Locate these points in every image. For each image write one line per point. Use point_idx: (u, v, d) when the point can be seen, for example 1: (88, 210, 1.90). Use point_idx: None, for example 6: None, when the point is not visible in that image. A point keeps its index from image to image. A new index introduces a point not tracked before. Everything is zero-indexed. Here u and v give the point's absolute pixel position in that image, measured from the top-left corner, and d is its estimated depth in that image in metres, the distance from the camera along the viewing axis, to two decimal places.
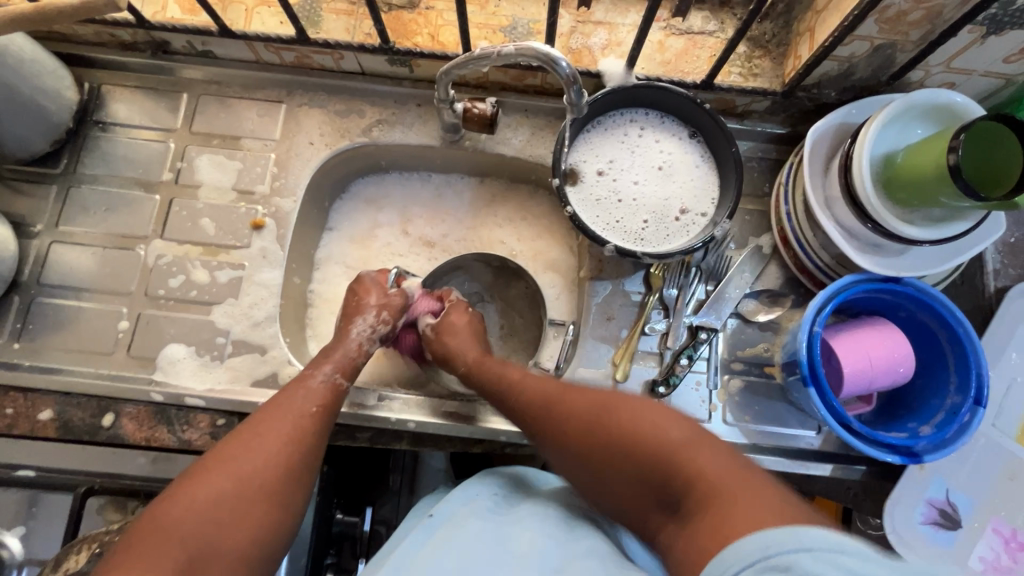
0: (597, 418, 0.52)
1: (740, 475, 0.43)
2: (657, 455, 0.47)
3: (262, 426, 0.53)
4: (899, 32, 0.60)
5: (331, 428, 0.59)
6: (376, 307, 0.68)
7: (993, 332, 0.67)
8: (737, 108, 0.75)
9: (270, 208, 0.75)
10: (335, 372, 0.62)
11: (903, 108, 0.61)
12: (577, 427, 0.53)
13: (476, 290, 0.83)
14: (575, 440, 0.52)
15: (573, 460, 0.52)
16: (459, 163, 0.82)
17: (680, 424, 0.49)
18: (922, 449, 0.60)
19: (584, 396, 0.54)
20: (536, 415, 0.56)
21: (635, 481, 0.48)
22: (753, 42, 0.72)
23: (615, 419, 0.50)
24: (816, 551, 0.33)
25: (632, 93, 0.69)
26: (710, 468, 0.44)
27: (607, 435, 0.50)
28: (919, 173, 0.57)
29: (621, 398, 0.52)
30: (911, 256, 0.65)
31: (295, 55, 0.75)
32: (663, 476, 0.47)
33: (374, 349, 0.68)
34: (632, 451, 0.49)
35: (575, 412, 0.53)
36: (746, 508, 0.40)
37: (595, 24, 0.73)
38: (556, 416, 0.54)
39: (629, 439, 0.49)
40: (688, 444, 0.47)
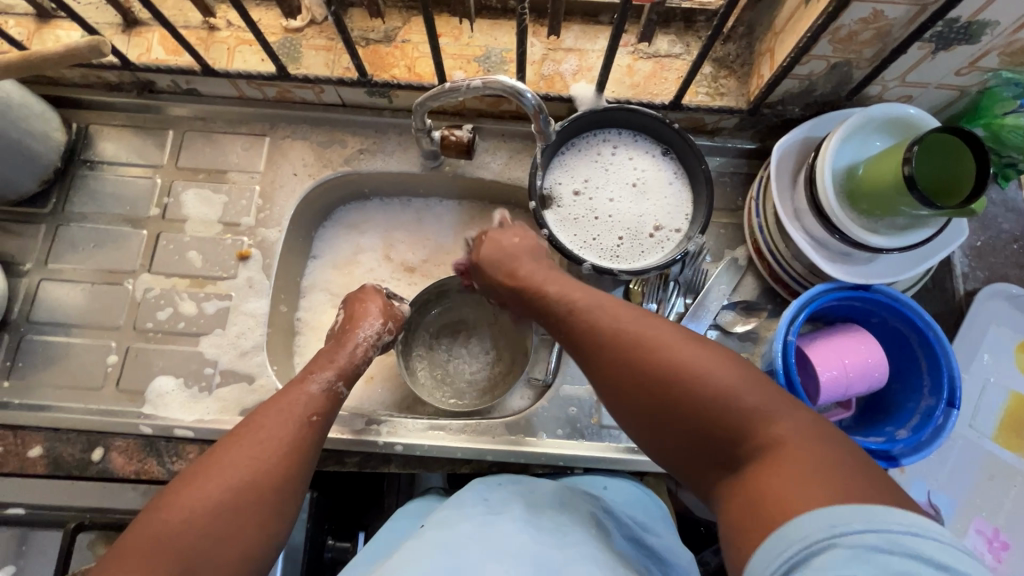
0: (663, 359, 0.46)
1: (822, 444, 0.40)
2: (725, 407, 0.43)
3: (261, 433, 0.53)
4: (853, 51, 0.63)
5: (326, 437, 0.59)
6: (381, 315, 0.69)
7: (964, 334, 0.69)
8: (707, 126, 0.78)
9: (256, 239, 0.77)
10: (336, 379, 0.62)
11: (861, 122, 0.64)
12: (637, 366, 0.48)
13: (455, 319, 0.84)
14: (632, 376, 0.48)
15: (627, 397, 0.48)
16: (439, 189, 0.84)
17: (751, 379, 0.45)
18: (899, 452, 0.61)
19: (648, 336, 0.49)
20: (592, 344, 0.51)
21: (689, 410, 0.45)
22: (717, 63, 0.75)
23: (678, 368, 0.46)
24: (885, 532, 0.33)
25: (602, 115, 0.71)
26: (788, 437, 0.41)
27: (672, 375, 0.45)
28: (880, 183, 0.59)
29: (692, 340, 0.48)
30: (880, 264, 0.67)
31: (277, 90, 0.78)
32: (733, 412, 0.43)
33: (374, 355, 0.69)
34: (694, 386, 0.44)
35: (647, 347, 0.48)
36: (815, 475, 0.38)
37: (566, 51, 0.75)
38: (609, 363, 0.50)
39: (695, 380, 0.45)
40: (766, 401, 0.43)
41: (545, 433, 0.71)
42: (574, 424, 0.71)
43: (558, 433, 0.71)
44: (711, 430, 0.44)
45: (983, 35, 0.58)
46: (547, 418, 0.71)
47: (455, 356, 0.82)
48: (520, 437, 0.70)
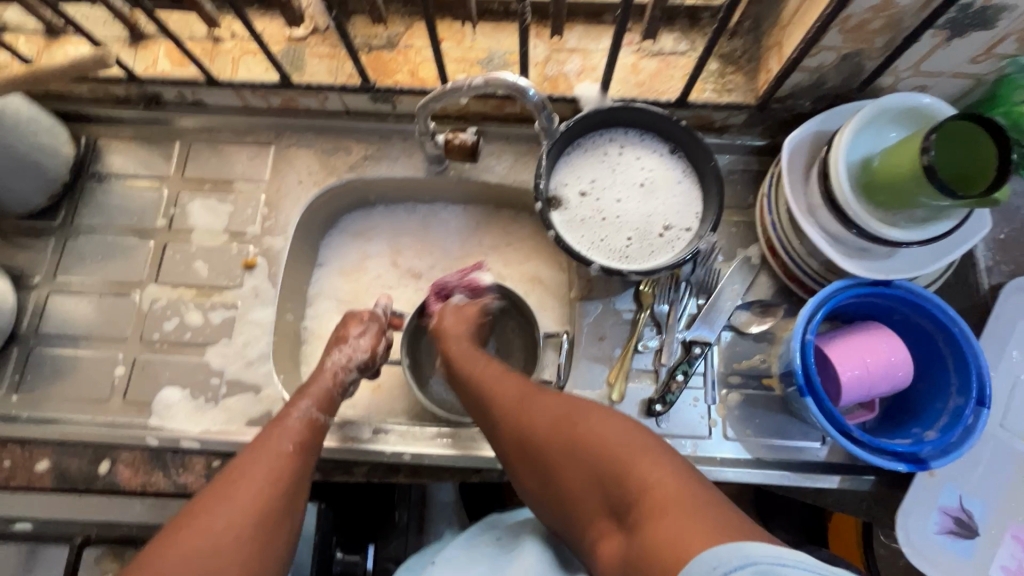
0: (550, 420, 0.52)
1: (690, 481, 0.43)
2: (606, 460, 0.47)
3: (244, 474, 0.52)
4: (864, 41, 0.61)
5: (314, 465, 0.57)
6: (355, 338, 0.69)
7: (991, 330, 0.66)
8: (714, 123, 0.76)
9: (261, 248, 0.76)
10: (306, 405, 0.61)
11: (875, 113, 0.62)
12: (539, 436, 0.52)
13: None
14: (534, 442, 0.52)
15: (531, 454, 0.53)
16: (444, 194, 0.84)
17: (634, 432, 0.49)
18: (928, 455, 0.59)
19: (546, 405, 0.54)
20: (503, 414, 0.56)
21: (571, 461, 0.49)
22: (724, 59, 0.74)
23: (563, 429, 0.51)
24: (760, 566, 0.34)
25: (608, 114, 0.70)
26: (659, 476, 0.44)
27: (559, 435, 0.51)
28: (897, 175, 0.57)
29: (581, 404, 0.52)
30: (899, 258, 0.65)
31: (281, 99, 0.78)
32: (614, 464, 0.46)
33: (349, 380, 0.68)
34: (576, 441, 0.49)
35: (546, 414, 0.53)
36: (684, 512, 0.40)
37: (569, 51, 0.75)
38: (508, 419, 0.56)
39: (575, 438, 0.49)
40: (638, 449, 0.46)
41: None
42: None
43: None
44: (590, 476, 0.48)
45: (1000, 19, 0.56)
46: None
47: None
48: None
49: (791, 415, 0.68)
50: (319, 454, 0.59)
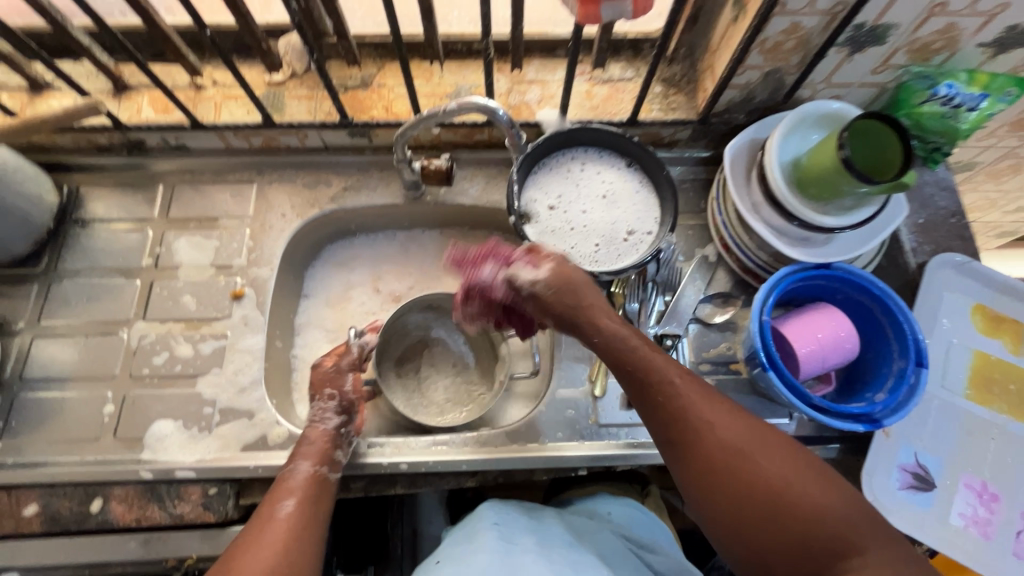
0: (771, 480, 0.51)
1: (887, 549, 0.48)
2: (811, 514, 0.49)
3: (251, 541, 0.53)
4: (782, 59, 0.71)
5: (320, 516, 0.59)
6: (330, 391, 0.70)
7: (922, 301, 0.74)
8: (664, 139, 0.85)
9: (248, 278, 0.79)
10: (296, 462, 0.63)
11: (797, 120, 0.71)
12: (732, 472, 0.52)
13: (413, 337, 0.85)
14: (721, 473, 0.52)
15: (712, 482, 0.53)
16: (422, 219, 0.89)
17: (839, 491, 0.51)
18: (881, 414, 0.65)
19: (739, 440, 0.53)
20: (686, 432, 0.55)
21: (793, 532, 0.49)
22: (666, 83, 0.83)
23: (789, 497, 0.50)
24: None
25: (568, 135, 0.78)
26: (865, 546, 0.48)
27: (771, 491, 0.50)
28: (823, 169, 0.66)
29: (782, 450, 0.53)
30: (836, 244, 0.73)
31: (263, 138, 0.83)
32: (819, 522, 0.49)
33: (340, 428, 0.68)
34: (799, 516, 0.49)
35: (742, 450, 0.53)
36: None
37: (528, 83, 0.83)
38: (713, 472, 0.52)
39: (803, 513, 0.49)
40: (847, 518, 0.49)
41: (546, 438, 0.72)
42: (575, 425, 0.72)
43: (559, 436, 0.72)
44: (813, 541, 0.49)
45: (888, 36, 0.66)
46: (548, 421, 0.73)
47: (422, 372, 0.84)
48: (522, 445, 0.71)
49: (759, 395, 0.74)
50: (325, 506, 0.61)
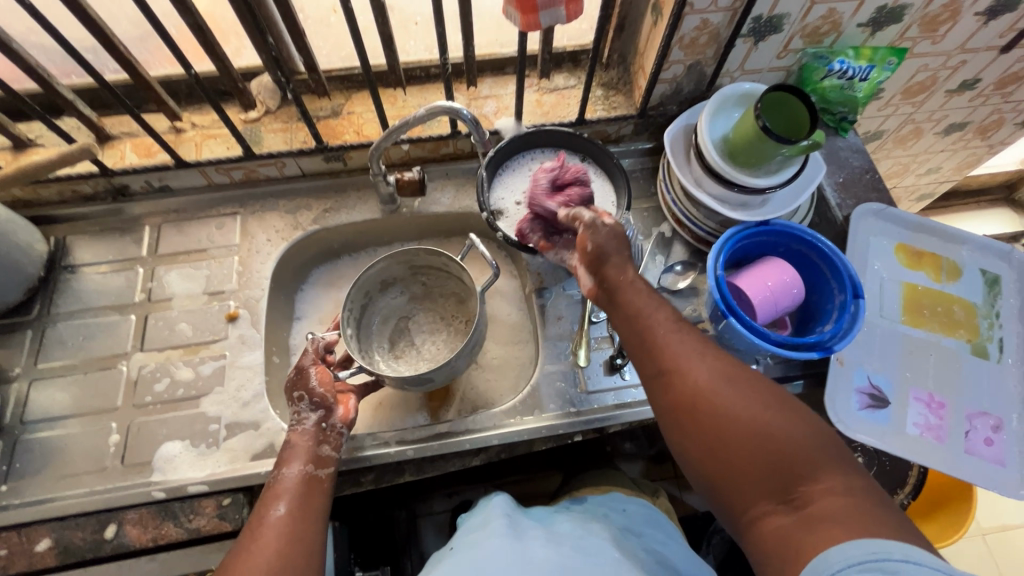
0: (735, 415, 0.53)
1: (849, 484, 0.48)
2: (773, 448, 0.51)
3: (250, 544, 0.55)
4: (700, 52, 0.82)
5: (320, 516, 0.60)
6: (308, 391, 0.68)
7: (852, 245, 0.84)
8: (611, 136, 0.95)
9: (241, 301, 0.83)
10: (279, 469, 0.63)
11: (720, 102, 0.82)
12: (702, 408, 0.55)
13: (385, 311, 0.88)
14: (692, 410, 0.55)
15: (684, 418, 0.56)
16: (400, 232, 0.96)
17: (805, 427, 0.52)
18: (831, 342, 0.73)
19: (708, 380, 0.56)
20: (663, 373, 0.58)
21: (761, 461, 0.51)
22: (606, 87, 0.94)
23: (761, 424, 0.52)
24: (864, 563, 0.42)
25: (526, 138, 0.86)
26: (825, 480, 0.49)
27: (736, 424, 0.53)
28: (747, 138, 0.76)
29: (750, 389, 0.55)
30: (771, 204, 0.83)
31: (243, 171, 0.88)
32: (781, 455, 0.50)
33: (324, 426, 0.68)
34: (769, 440, 0.51)
35: (710, 389, 0.55)
36: (839, 511, 0.46)
37: (484, 98, 0.92)
38: (692, 398, 0.56)
39: (775, 437, 0.51)
40: (808, 450, 0.50)
41: (540, 410, 0.77)
42: (566, 397, 0.78)
43: (553, 407, 0.77)
44: (777, 472, 0.50)
45: (783, 24, 0.78)
46: (541, 395, 0.78)
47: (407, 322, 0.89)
48: (519, 419, 0.76)
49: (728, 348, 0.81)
50: (321, 505, 0.62)
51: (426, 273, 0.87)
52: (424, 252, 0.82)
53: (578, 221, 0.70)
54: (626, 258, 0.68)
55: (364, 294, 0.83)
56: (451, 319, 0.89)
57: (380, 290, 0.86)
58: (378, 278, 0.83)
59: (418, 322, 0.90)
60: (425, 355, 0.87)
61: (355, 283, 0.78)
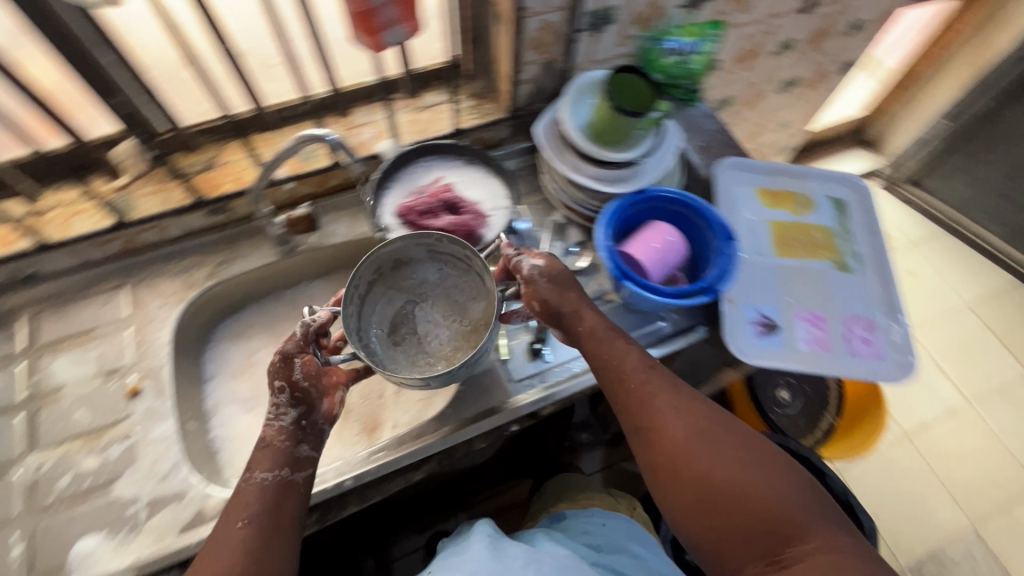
0: (722, 478, 0.61)
1: (825, 538, 0.58)
2: (759, 509, 0.59)
3: (210, 557, 0.57)
4: (550, 50, 0.89)
5: (285, 517, 0.61)
6: (288, 386, 0.66)
7: (720, 197, 0.93)
8: (490, 141, 1.00)
9: (141, 373, 0.79)
10: (252, 469, 0.63)
11: (576, 91, 0.89)
12: (691, 470, 0.62)
13: (392, 306, 0.78)
14: (682, 471, 0.63)
15: (677, 481, 0.63)
16: (304, 272, 0.96)
17: (783, 483, 0.61)
18: (716, 282, 0.81)
19: (694, 443, 0.64)
20: (652, 437, 0.66)
21: (749, 521, 0.59)
22: (475, 96, 0.99)
23: (742, 484, 0.61)
24: None
25: (408, 156, 0.90)
26: (804, 534, 0.58)
27: (725, 488, 0.61)
28: (605, 118, 0.83)
29: (733, 453, 0.63)
30: (643, 172, 0.91)
31: (121, 241, 0.85)
32: (765, 515, 0.59)
33: (300, 423, 0.67)
34: (749, 495, 0.60)
35: (697, 454, 0.63)
36: (821, 565, 0.55)
37: (360, 125, 0.94)
38: (674, 457, 0.64)
39: (753, 493, 0.60)
40: (787, 507, 0.59)
41: (472, 410, 0.79)
42: (493, 392, 0.82)
43: (482, 403, 0.81)
44: (763, 530, 0.59)
45: (615, 14, 0.87)
46: (469, 397, 0.82)
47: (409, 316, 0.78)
48: (452, 422, 0.78)
49: (632, 310, 0.87)
50: (287, 505, 0.62)
51: (444, 260, 0.78)
52: (447, 239, 0.73)
53: (517, 273, 0.73)
54: (585, 302, 0.74)
55: (375, 268, 0.75)
56: (451, 317, 0.77)
57: (394, 269, 0.78)
58: (393, 257, 0.75)
59: (422, 306, 0.79)
60: (420, 339, 0.77)
61: (371, 253, 0.71)
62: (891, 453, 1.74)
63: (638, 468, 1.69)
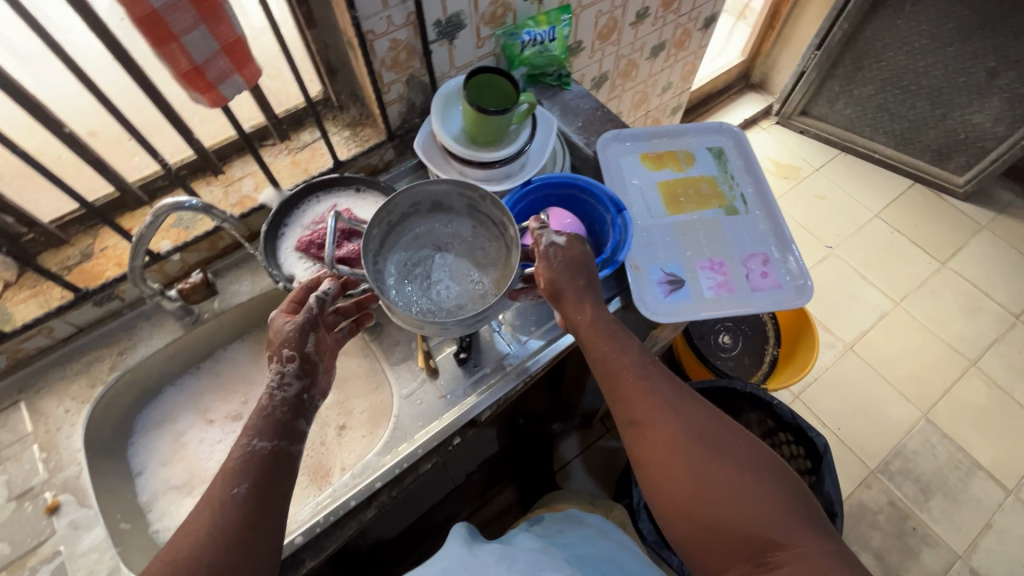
0: (714, 471, 0.59)
1: (814, 542, 0.55)
2: (747, 508, 0.57)
3: (206, 518, 0.53)
4: (408, 66, 0.90)
5: (278, 492, 0.58)
6: (296, 353, 0.64)
7: (607, 170, 0.96)
8: (377, 166, 1.00)
9: (58, 486, 0.75)
10: (251, 436, 0.59)
11: (442, 102, 0.90)
12: (682, 461, 0.61)
13: (422, 249, 0.75)
14: (673, 461, 0.61)
15: (667, 471, 0.61)
16: (217, 339, 0.93)
17: (773, 485, 0.59)
18: (615, 253, 0.83)
19: (687, 437, 0.62)
20: (645, 426, 0.64)
21: (736, 517, 0.57)
22: (350, 126, 0.99)
23: (731, 478, 0.59)
24: None
25: (293, 199, 0.89)
26: (792, 540, 0.55)
27: (715, 482, 0.59)
28: (474, 122, 0.84)
29: (727, 450, 0.61)
30: (529, 163, 0.92)
31: (6, 355, 0.79)
32: (755, 514, 0.56)
33: (301, 396, 0.64)
34: (743, 504, 0.57)
35: (689, 446, 0.61)
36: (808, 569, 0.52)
37: (239, 179, 0.92)
38: (667, 447, 0.62)
39: (748, 495, 0.58)
40: (774, 506, 0.57)
41: (411, 436, 0.80)
42: (430, 411, 0.82)
43: (421, 424, 0.81)
44: (750, 530, 0.56)
45: (462, 20, 0.89)
46: (407, 421, 0.82)
47: (427, 270, 0.74)
48: (394, 450, 0.79)
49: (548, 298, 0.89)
50: (282, 482, 0.59)
51: (481, 220, 0.74)
52: (490, 200, 0.69)
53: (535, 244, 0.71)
54: (585, 293, 0.70)
55: (413, 204, 0.72)
56: (454, 280, 0.73)
57: (430, 211, 0.75)
58: (434, 197, 0.73)
59: (444, 258, 0.75)
60: (422, 284, 0.72)
61: (408, 188, 0.68)
62: (839, 367, 1.84)
63: (613, 443, 1.72)
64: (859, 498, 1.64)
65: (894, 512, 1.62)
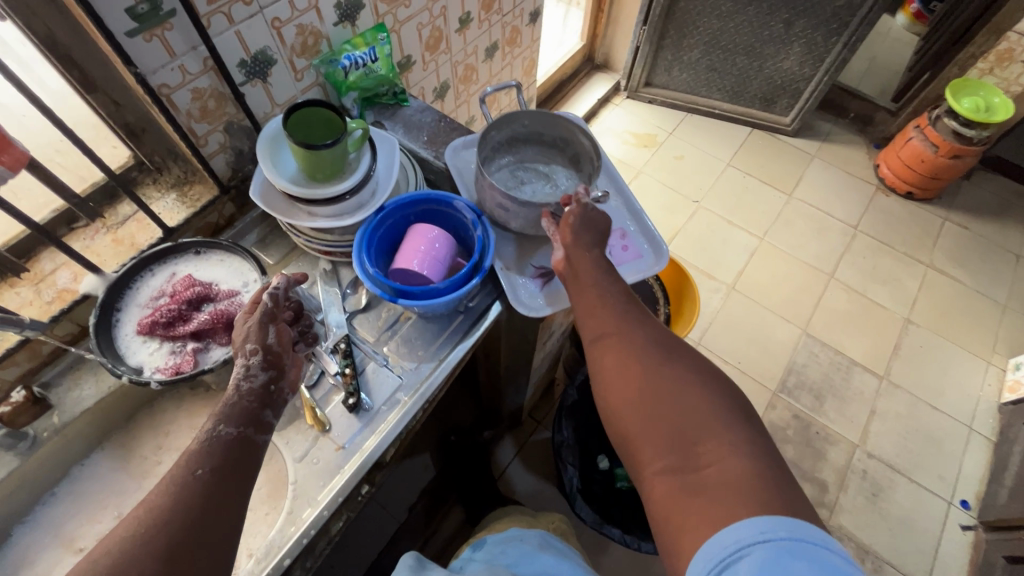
0: (660, 384, 0.61)
1: (750, 460, 0.55)
2: (685, 421, 0.58)
3: (172, 486, 0.55)
4: (221, 114, 0.83)
5: (237, 478, 0.59)
6: (261, 344, 0.68)
7: (460, 179, 0.96)
8: (219, 224, 0.93)
9: None
10: (217, 423, 0.61)
11: (266, 147, 0.85)
12: (634, 376, 0.63)
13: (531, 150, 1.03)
14: (624, 375, 0.64)
15: (619, 383, 0.64)
16: (67, 456, 0.81)
17: (720, 406, 0.60)
18: (480, 260, 0.85)
19: (642, 359, 0.64)
20: (608, 343, 0.67)
21: (671, 427, 0.59)
22: (177, 186, 0.90)
23: (675, 393, 0.60)
24: (755, 542, 0.48)
25: (121, 281, 0.79)
26: (725, 454, 0.55)
27: (658, 395, 0.61)
28: (305, 160, 0.80)
29: (682, 370, 0.63)
30: (378, 187, 0.89)
31: None
32: (693, 426, 0.58)
33: (263, 383, 0.66)
34: (691, 407, 0.59)
35: (641, 365, 0.64)
36: (733, 481, 0.53)
37: (51, 272, 0.80)
38: (621, 360, 0.65)
39: (688, 407, 0.59)
40: (712, 423, 0.58)
41: (314, 501, 0.75)
42: (329, 466, 0.78)
43: (323, 484, 0.76)
44: (686, 439, 0.57)
45: (267, 56, 0.84)
46: (308, 485, 0.77)
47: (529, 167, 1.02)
48: (298, 521, 0.73)
49: (429, 320, 0.88)
50: (241, 468, 0.60)
51: (551, 163, 1.02)
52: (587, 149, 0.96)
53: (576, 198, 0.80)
54: (598, 245, 0.77)
55: (521, 135, 1.00)
56: (549, 183, 0.99)
57: (520, 145, 1.02)
58: (535, 132, 1.00)
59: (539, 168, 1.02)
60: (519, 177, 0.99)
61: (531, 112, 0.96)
62: (728, 307, 2.01)
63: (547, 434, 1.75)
64: (768, 419, 1.80)
65: (799, 423, 1.80)
